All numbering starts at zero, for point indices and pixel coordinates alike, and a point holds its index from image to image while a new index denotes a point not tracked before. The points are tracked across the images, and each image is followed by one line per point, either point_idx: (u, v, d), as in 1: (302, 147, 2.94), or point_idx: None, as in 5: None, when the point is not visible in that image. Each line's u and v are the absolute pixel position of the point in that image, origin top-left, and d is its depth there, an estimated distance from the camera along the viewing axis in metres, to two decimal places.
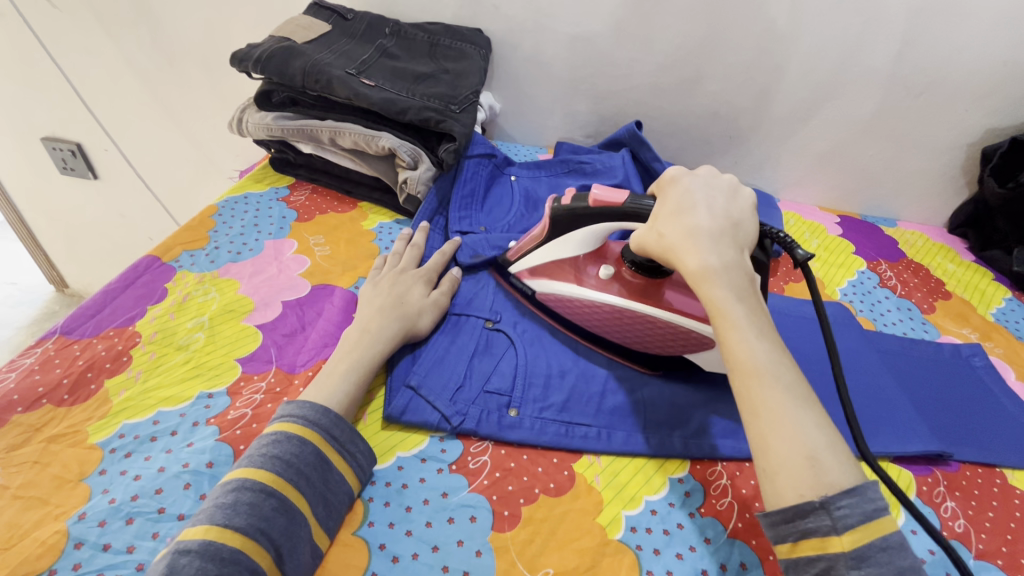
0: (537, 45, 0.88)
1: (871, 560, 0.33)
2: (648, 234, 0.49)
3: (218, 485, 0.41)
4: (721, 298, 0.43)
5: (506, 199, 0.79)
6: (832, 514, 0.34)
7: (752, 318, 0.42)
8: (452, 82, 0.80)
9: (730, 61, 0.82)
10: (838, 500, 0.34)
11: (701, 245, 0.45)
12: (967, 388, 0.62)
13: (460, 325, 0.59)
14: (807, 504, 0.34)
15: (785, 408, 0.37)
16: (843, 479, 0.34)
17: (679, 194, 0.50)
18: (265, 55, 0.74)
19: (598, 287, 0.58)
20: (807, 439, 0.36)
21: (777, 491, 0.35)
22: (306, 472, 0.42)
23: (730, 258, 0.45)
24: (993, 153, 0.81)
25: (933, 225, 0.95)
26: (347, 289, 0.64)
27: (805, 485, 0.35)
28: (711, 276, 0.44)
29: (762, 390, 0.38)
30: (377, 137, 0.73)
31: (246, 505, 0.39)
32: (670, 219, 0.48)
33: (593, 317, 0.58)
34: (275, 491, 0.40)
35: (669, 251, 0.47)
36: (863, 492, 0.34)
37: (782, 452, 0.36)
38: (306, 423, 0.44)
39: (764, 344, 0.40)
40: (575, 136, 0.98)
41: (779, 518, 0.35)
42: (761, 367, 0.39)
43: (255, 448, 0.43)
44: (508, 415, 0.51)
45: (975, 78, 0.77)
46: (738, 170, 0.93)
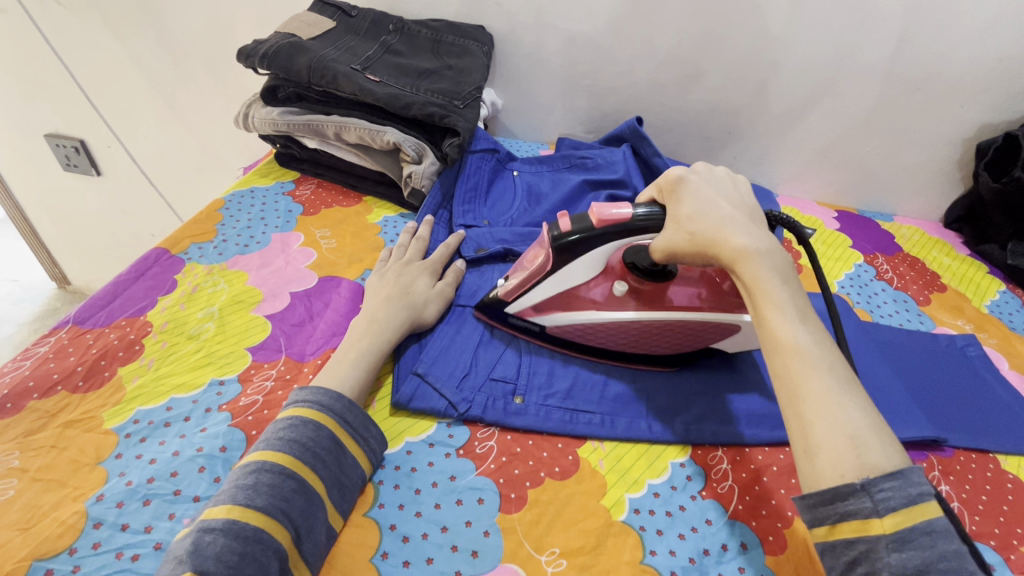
0: (539, 43, 0.89)
1: (913, 543, 0.33)
2: (672, 227, 0.49)
3: (237, 467, 0.42)
4: (761, 283, 0.43)
5: (508, 193, 0.80)
6: (874, 497, 0.34)
7: (791, 302, 0.42)
8: (455, 78, 0.81)
9: (729, 58, 0.83)
10: (879, 482, 0.34)
11: (736, 231, 0.46)
12: (962, 376, 0.64)
13: (465, 315, 0.60)
14: (848, 486, 0.35)
15: (829, 388, 0.38)
16: (886, 462, 0.35)
17: (699, 187, 0.50)
18: (271, 51, 0.75)
19: (612, 307, 0.56)
20: (849, 420, 0.36)
21: (818, 473, 0.36)
22: (322, 455, 0.43)
23: (764, 243, 0.45)
24: (987, 148, 0.83)
25: (928, 220, 0.96)
26: (353, 280, 0.65)
27: (848, 466, 0.35)
28: (749, 262, 0.44)
29: (808, 371, 0.39)
30: (382, 132, 0.74)
31: (266, 486, 0.40)
32: (694, 210, 0.48)
33: (614, 337, 0.56)
34: (293, 472, 0.41)
35: (700, 241, 0.47)
36: (906, 475, 0.34)
37: (832, 431, 0.36)
38: (320, 408, 0.45)
39: (804, 326, 0.41)
40: (576, 132, 0.99)
41: (819, 500, 0.36)
42: (804, 349, 0.40)
43: (272, 432, 0.44)
44: (513, 402, 0.53)
45: (969, 75, 0.79)
46: (737, 165, 0.95)
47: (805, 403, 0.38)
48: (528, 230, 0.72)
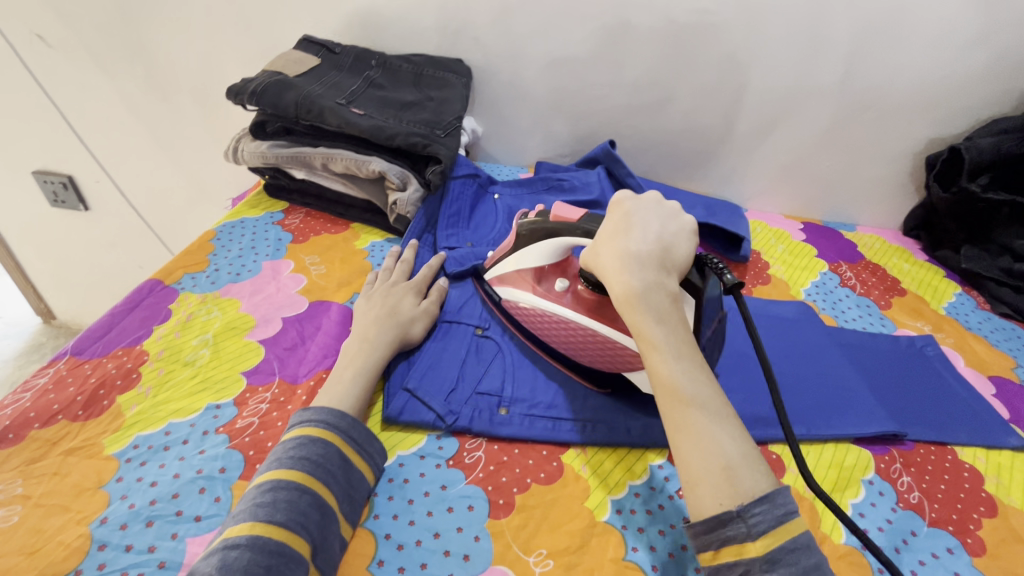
0: (516, 72, 0.94)
1: (781, 561, 0.36)
2: (589, 259, 0.52)
3: (252, 487, 0.44)
4: (637, 321, 0.45)
5: (490, 216, 0.85)
6: (748, 522, 0.37)
7: (668, 339, 0.43)
8: (436, 109, 0.86)
9: (694, 83, 0.89)
10: (751, 508, 0.37)
11: (627, 264, 0.47)
12: (921, 374, 0.68)
13: (451, 332, 0.64)
14: (726, 512, 0.37)
15: (703, 425, 0.40)
16: (762, 488, 0.38)
17: (618, 218, 0.51)
18: (260, 88, 0.79)
19: (554, 298, 0.61)
20: (723, 451, 0.39)
21: (700, 502, 0.38)
22: (332, 471, 0.45)
23: (653, 276, 0.46)
24: (935, 160, 0.89)
25: (890, 229, 1.02)
26: (343, 303, 0.68)
27: (723, 494, 0.38)
28: (634, 298, 0.45)
29: (684, 407, 0.41)
30: (367, 161, 0.78)
31: (284, 502, 0.42)
32: (602, 244, 0.51)
33: (549, 330, 0.61)
34: (308, 487, 0.43)
35: (605, 273, 0.48)
36: (772, 499, 0.37)
37: (701, 463, 0.39)
38: (326, 426, 0.48)
39: (686, 366, 0.42)
40: (553, 155, 1.04)
41: (705, 527, 0.38)
42: (682, 388, 0.41)
43: (282, 451, 0.46)
44: (499, 413, 0.55)
45: (914, 94, 0.85)
46: (706, 182, 1.00)
47: (682, 438, 0.40)
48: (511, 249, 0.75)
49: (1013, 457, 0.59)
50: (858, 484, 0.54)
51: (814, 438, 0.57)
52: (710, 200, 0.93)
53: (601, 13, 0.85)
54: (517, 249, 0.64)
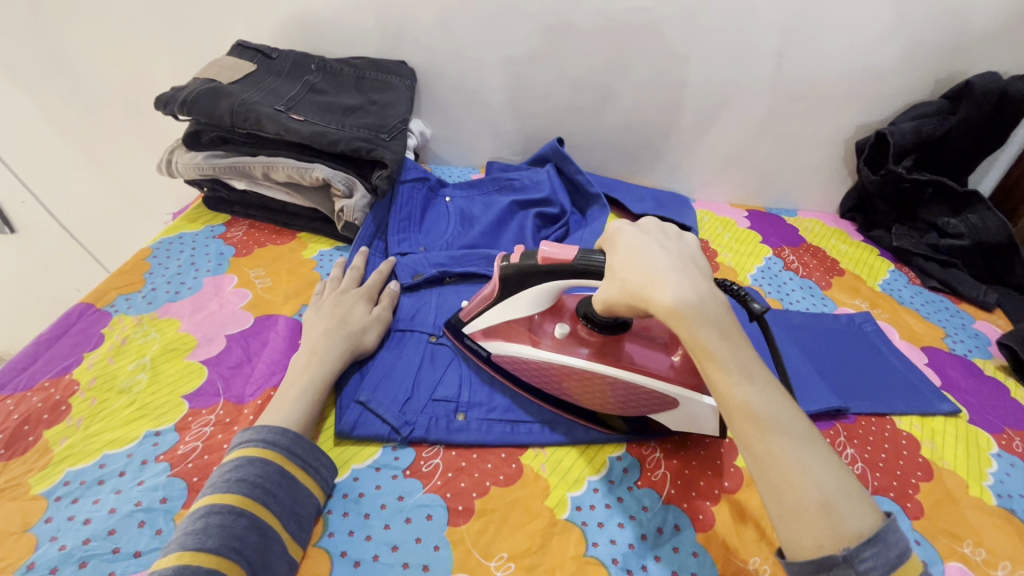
0: (460, 73, 0.94)
1: None
2: (611, 289, 0.47)
3: (186, 515, 0.42)
4: (701, 344, 0.41)
5: (442, 219, 0.84)
6: (856, 566, 0.35)
7: (737, 362, 0.41)
8: (380, 113, 0.84)
9: (635, 79, 0.90)
10: (860, 552, 0.35)
11: (671, 279, 0.43)
12: (860, 348, 0.71)
13: (404, 341, 0.63)
14: (830, 556, 0.35)
15: (792, 456, 0.38)
16: (863, 524, 0.36)
17: (634, 242, 0.47)
18: (191, 96, 0.75)
19: (557, 348, 0.55)
20: (820, 486, 0.37)
21: (803, 542, 0.36)
22: (272, 490, 0.44)
23: (707, 294, 0.43)
24: (864, 146, 0.93)
25: (829, 212, 1.06)
26: (290, 317, 0.66)
27: (824, 534, 0.36)
28: (688, 317, 0.41)
29: (772, 439, 0.38)
30: (311, 169, 0.76)
31: (216, 527, 0.40)
32: (626, 265, 0.46)
33: (560, 382, 0.55)
34: (244, 510, 0.42)
35: (638, 294, 0.44)
36: (884, 538, 0.35)
37: (799, 500, 0.36)
38: (267, 445, 0.46)
39: (762, 391, 0.40)
40: (504, 154, 1.04)
41: (810, 570, 0.36)
42: (764, 418, 0.39)
43: (219, 476, 0.44)
44: (456, 419, 0.55)
45: (841, 84, 0.89)
46: (654, 175, 1.02)
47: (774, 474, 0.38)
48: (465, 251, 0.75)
49: (946, 421, 0.63)
50: None
51: None
52: (658, 193, 0.96)
53: (541, 11, 0.85)
54: (505, 295, 0.56)
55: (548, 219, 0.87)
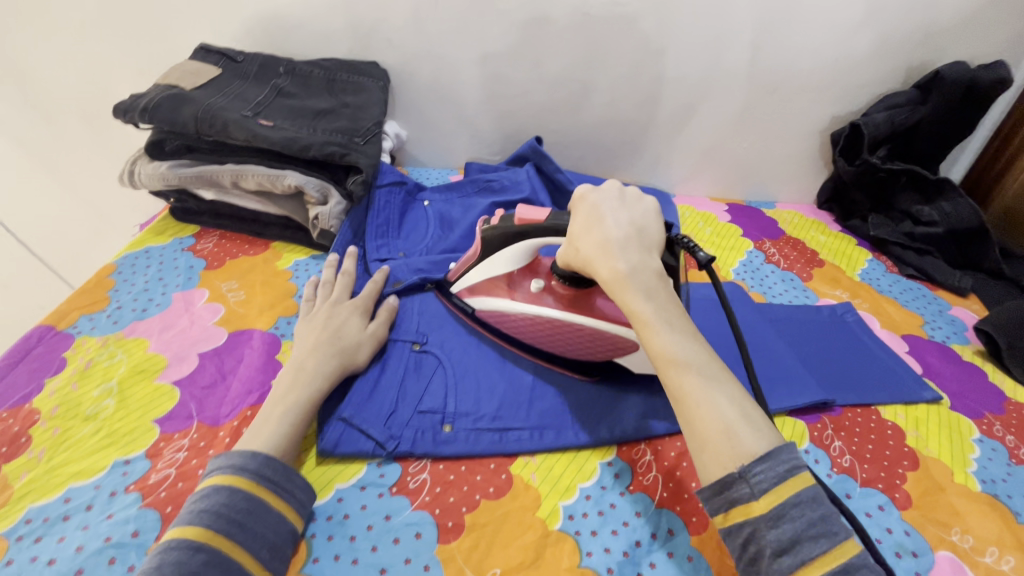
0: (434, 73, 0.92)
1: (787, 517, 0.37)
2: (570, 251, 0.53)
3: (150, 552, 0.40)
4: (630, 304, 0.47)
5: (421, 223, 0.83)
6: (750, 481, 0.38)
7: (660, 316, 0.46)
8: (353, 115, 0.82)
9: (611, 75, 0.90)
10: (752, 468, 0.38)
11: (609, 250, 0.49)
12: (844, 339, 0.72)
13: (387, 351, 0.61)
14: (729, 475, 0.39)
15: (698, 390, 0.42)
16: (758, 446, 0.39)
17: (587, 210, 0.52)
18: (152, 104, 0.72)
19: (531, 301, 0.60)
20: (721, 416, 0.41)
21: (705, 464, 0.40)
22: (237, 519, 0.41)
23: (637, 260, 0.49)
24: (839, 137, 0.93)
25: (807, 203, 1.07)
26: (266, 331, 0.63)
27: (725, 455, 0.39)
28: (620, 282, 0.47)
29: (682, 375, 0.43)
30: (282, 176, 0.73)
31: (172, 565, 0.38)
32: (580, 234, 0.52)
33: (533, 332, 0.60)
34: (203, 544, 0.39)
35: (587, 264, 0.51)
36: (774, 455, 0.38)
37: (701, 427, 0.41)
38: (234, 470, 0.44)
39: (679, 335, 0.45)
40: (482, 154, 1.02)
41: (712, 491, 0.40)
42: (680, 361, 0.44)
43: (185, 507, 0.42)
44: (442, 431, 0.53)
45: (814, 76, 0.89)
46: (633, 171, 1.02)
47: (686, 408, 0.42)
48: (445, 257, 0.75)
49: (929, 409, 0.64)
50: None
51: None
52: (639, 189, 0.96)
53: (514, 8, 0.83)
54: (485, 255, 0.62)
55: None
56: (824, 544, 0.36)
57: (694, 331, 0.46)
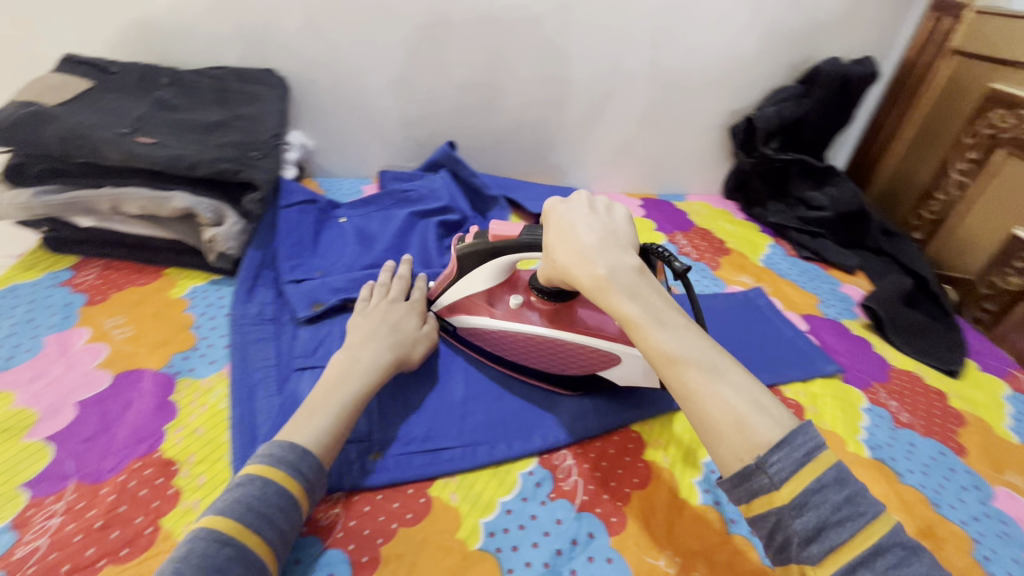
0: (336, 79, 0.88)
1: (810, 504, 0.35)
2: (548, 263, 0.50)
3: (179, 539, 0.39)
4: (617, 310, 0.43)
5: (337, 241, 0.78)
6: (768, 471, 0.36)
7: (652, 316, 0.42)
8: (248, 128, 0.77)
9: (518, 77, 0.90)
10: (768, 458, 0.36)
11: (586, 256, 0.45)
12: (754, 324, 0.76)
13: (308, 378, 0.58)
14: (747, 467, 0.36)
15: (704, 386, 0.39)
16: (771, 432, 0.36)
17: (558, 218, 0.49)
18: (4, 124, 0.63)
19: (512, 318, 0.59)
20: (731, 408, 0.38)
21: (723, 460, 0.38)
22: (269, 513, 0.41)
23: (616, 259, 0.45)
24: (737, 130, 1.00)
25: (715, 194, 1.12)
26: (158, 371, 0.58)
27: (741, 449, 0.37)
28: (603, 287, 0.43)
29: (684, 373, 0.39)
30: (167, 199, 0.68)
31: (198, 556, 0.37)
32: (555, 244, 0.48)
33: (518, 349, 0.59)
34: (232, 539, 0.39)
35: (565, 273, 0.47)
36: (790, 441, 0.36)
37: (714, 425, 0.38)
38: (272, 462, 0.43)
39: (675, 330, 0.41)
40: (395, 161, 0.99)
41: (731, 484, 0.37)
42: (680, 358, 0.40)
43: (224, 495, 0.42)
44: (371, 459, 0.51)
45: (710, 73, 0.94)
46: (550, 171, 1.03)
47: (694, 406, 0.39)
48: (365, 273, 0.71)
49: (827, 383, 0.69)
50: None
51: (670, 411, 0.60)
52: (557, 190, 0.97)
53: (413, 12, 0.82)
54: (461, 274, 0.59)
55: (451, 226, 0.83)
56: (851, 528, 0.34)
57: (691, 322, 0.42)
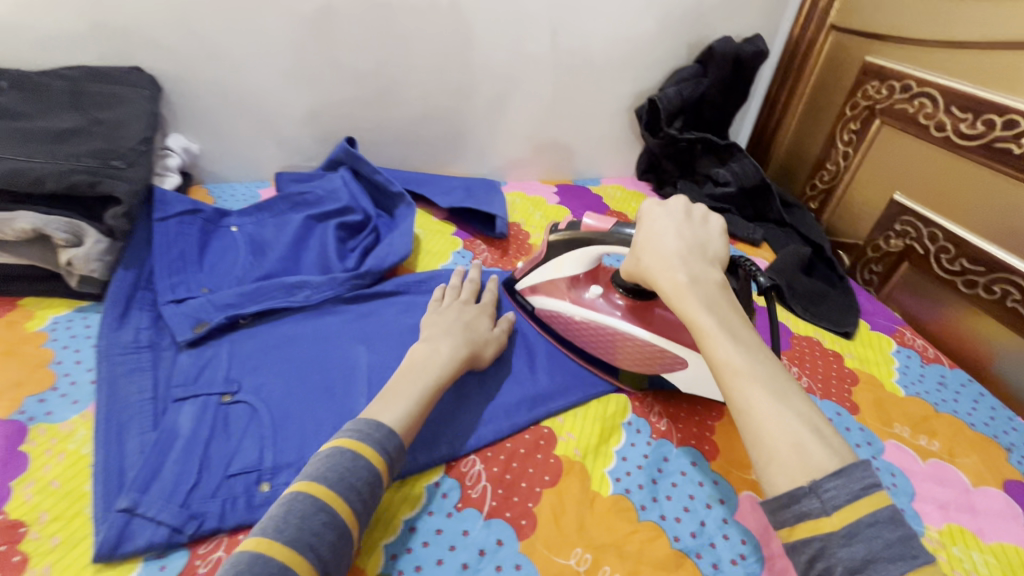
0: (216, 74, 0.80)
1: (860, 535, 0.33)
2: (632, 263, 0.53)
3: (276, 500, 0.41)
4: (688, 314, 0.45)
5: (227, 253, 0.71)
6: (820, 496, 0.35)
7: (724, 326, 0.43)
8: (109, 134, 0.68)
9: (418, 66, 0.86)
10: (824, 482, 0.35)
11: (672, 261, 0.48)
12: None
13: (188, 408, 0.53)
14: (798, 488, 0.35)
15: (765, 401, 0.38)
16: (830, 459, 0.35)
17: (650, 225, 0.53)
18: None
19: (587, 305, 0.64)
20: (792, 427, 0.37)
21: (771, 479, 0.37)
22: (358, 486, 0.42)
23: (700, 271, 0.47)
24: (641, 113, 1.00)
25: (629, 176, 1.13)
26: (6, 419, 0.51)
27: (795, 469, 0.36)
28: (682, 291, 0.46)
29: (746, 386, 0.39)
30: (11, 219, 0.58)
31: (298, 517, 0.39)
32: (643, 247, 0.52)
33: (584, 334, 0.63)
34: (327, 505, 0.40)
35: (648, 274, 0.50)
36: (849, 472, 0.35)
37: (769, 442, 0.37)
38: (361, 438, 0.44)
39: (744, 346, 0.42)
40: (295, 162, 0.93)
41: (777, 504, 0.36)
42: (744, 369, 0.40)
43: (314, 464, 0.43)
44: (258, 492, 0.48)
45: (613, 56, 0.93)
46: (463, 163, 1.00)
47: (750, 419, 0.38)
48: (258, 284, 0.66)
49: None
50: (620, 430, 0.58)
51: (577, 403, 0.60)
52: (469, 180, 0.94)
53: None
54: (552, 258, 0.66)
55: (353, 228, 0.79)
56: (901, 566, 0.32)
57: (761, 344, 0.43)
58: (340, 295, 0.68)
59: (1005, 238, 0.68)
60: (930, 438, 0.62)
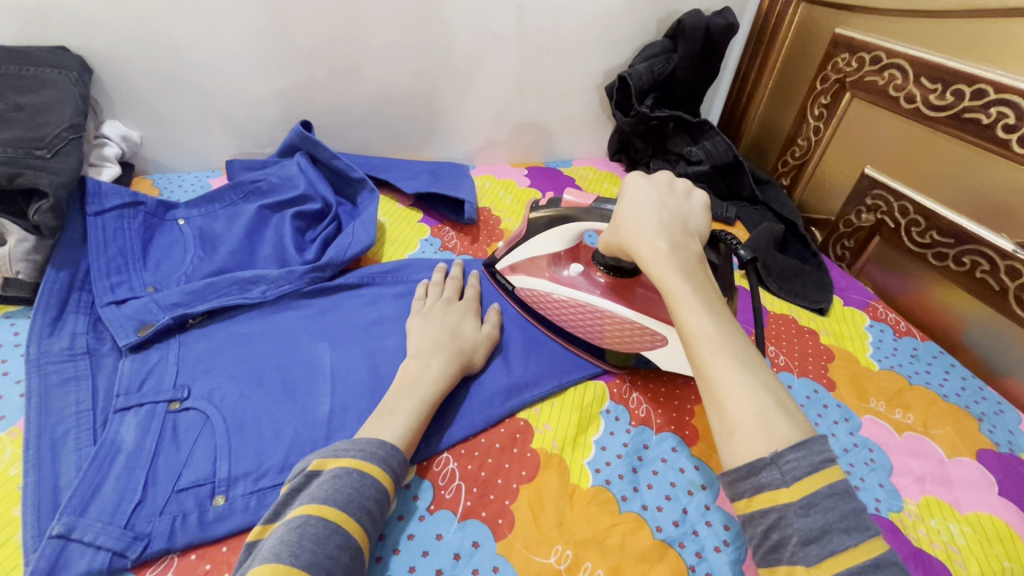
0: (152, 54, 0.74)
1: (818, 506, 0.33)
2: (611, 233, 0.51)
3: (279, 524, 0.38)
4: (663, 281, 0.43)
5: (174, 248, 0.66)
6: (781, 467, 0.33)
7: (698, 295, 0.42)
8: (30, 120, 0.61)
9: (376, 43, 0.81)
10: (785, 454, 0.34)
11: (652, 230, 0.46)
12: None
13: (131, 418, 0.48)
14: (759, 459, 0.34)
15: (734, 370, 0.37)
16: (793, 432, 0.34)
17: (633, 194, 0.51)
18: None
19: (569, 284, 0.62)
20: (757, 399, 0.36)
21: (732, 448, 0.35)
22: (367, 506, 0.41)
23: (679, 242, 0.46)
24: (611, 90, 0.97)
25: (601, 156, 1.11)
26: None
27: (758, 441, 0.34)
28: (659, 259, 0.44)
29: (714, 353, 0.38)
30: None
31: (313, 540, 0.36)
32: (624, 216, 0.50)
33: (566, 315, 0.61)
34: (339, 526, 0.38)
35: (627, 242, 0.48)
36: (808, 445, 0.34)
37: (734, 411, 0.36)
38: (366, 456, 0.43)
39: (716, 316, 0.40)
40: (248, 148, 0.87)
41: (735, 475, 0.35)
42: (713, 337, 0.39)
43: (318, 485, 0.40)
44: (212, 506, 0.45)
45: (581, 31, 0.90)
46: (430, 145, 0.95)
47: (716, 387, 0.37)
48: (208, 280, 0.61)
49: None
50: (598, 417, 0.56)
51: (553, 393, 0.57)
52: (436, 164, 0.90)
53: None
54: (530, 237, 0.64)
55: (312, 217, 0.74)
56: (856, 537, 0.32)
57: (731, 317, 0.41)
58: (300, 289, 0.64)
59: (972, 211, 0.68)
60: (905, 412, 0.62)
